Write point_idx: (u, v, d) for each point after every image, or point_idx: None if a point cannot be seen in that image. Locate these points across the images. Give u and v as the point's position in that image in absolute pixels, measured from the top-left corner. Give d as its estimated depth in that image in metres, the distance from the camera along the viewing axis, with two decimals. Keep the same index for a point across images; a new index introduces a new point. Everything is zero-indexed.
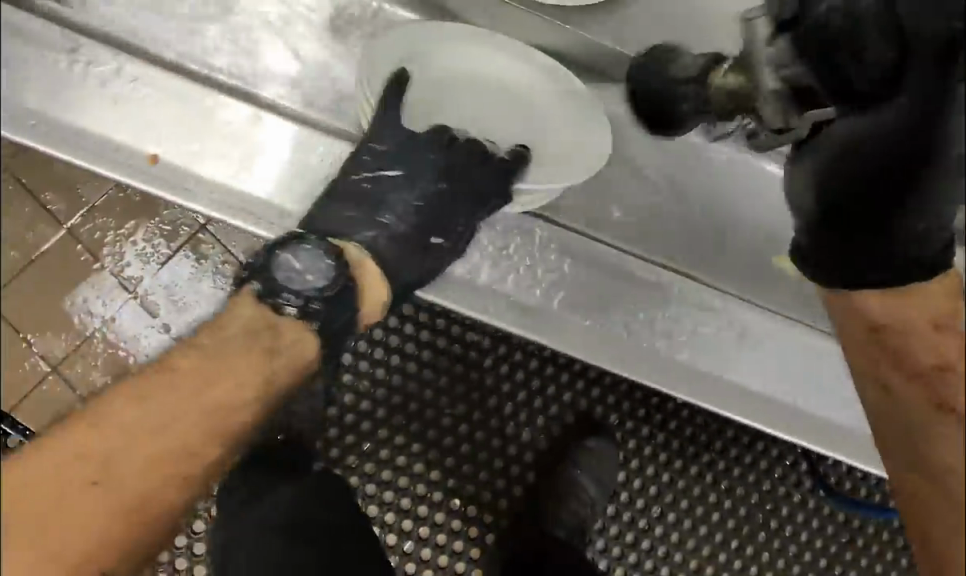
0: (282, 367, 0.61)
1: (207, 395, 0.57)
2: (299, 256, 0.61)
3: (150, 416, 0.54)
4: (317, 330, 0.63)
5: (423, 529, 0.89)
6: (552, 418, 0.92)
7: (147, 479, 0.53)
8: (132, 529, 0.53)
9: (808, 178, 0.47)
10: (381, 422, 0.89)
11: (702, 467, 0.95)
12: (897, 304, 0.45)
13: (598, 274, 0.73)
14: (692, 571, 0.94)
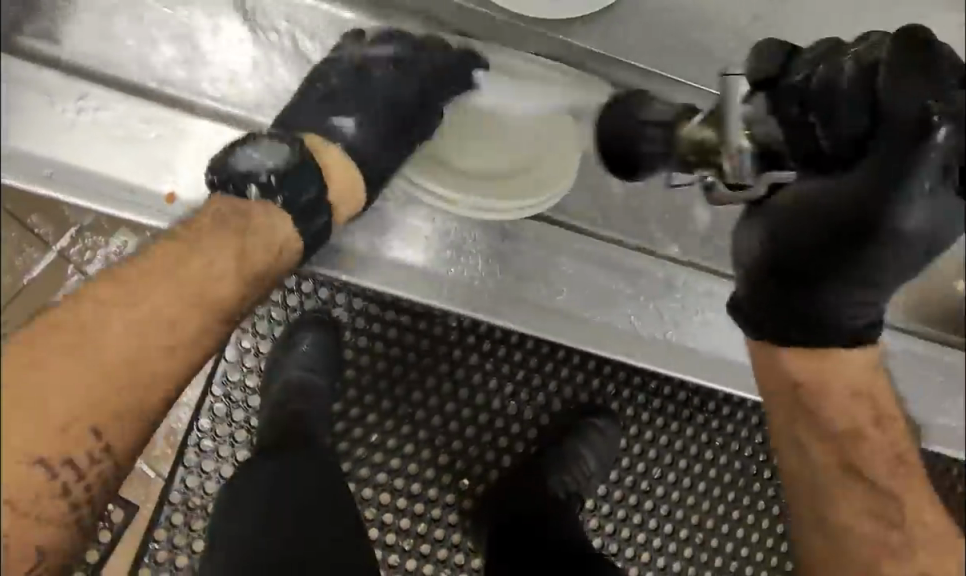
0: (252, 249, 0.66)
1: (181, 275, 0.61)
2: (257, 148, 0.68)
3: (140, 298, 0.59)
4: (283, 206, 0.69)
5: (434, 511, 0.90)
6: (551, 393, 0.95)
7: (123, 340, 0.57)
8: (108, 395, 0.55)
9: (756, 229, 0.60)
10: (386, 413, 0.90)
11: (696, 427, 0.98)
12: (809, 351, 0.64)
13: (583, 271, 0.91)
14: (695, 526, 0.97)
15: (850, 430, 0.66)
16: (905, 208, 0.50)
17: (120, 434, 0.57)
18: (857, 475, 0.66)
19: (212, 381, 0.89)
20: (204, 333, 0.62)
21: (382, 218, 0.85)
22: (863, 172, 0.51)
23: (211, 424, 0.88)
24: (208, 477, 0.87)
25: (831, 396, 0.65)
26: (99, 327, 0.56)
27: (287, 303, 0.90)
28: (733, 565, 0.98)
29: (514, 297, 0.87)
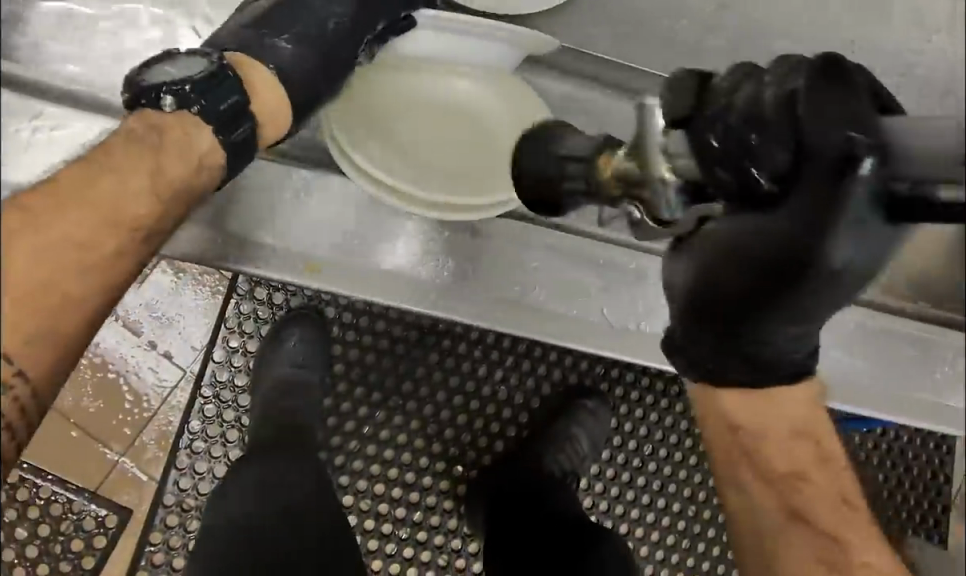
0: (174, 164, 0.58)
1: (96, 195, 0.54)
2: (173, 60, 0.61)
3: (55, 213, 0.52)
4: (201, 116, 0.60)
5: (429, 498, 0.91)
6: (541, 377, 0.95)
7: (30, 269, 0.50)
8: (21, 329, 0.50)
9: (682, 265, 0.52)
10: (377, 404, 0.90)
11: (686, 403, 0.98)
12: (748, 398, 0.60)
13: (558, 261, 0.88)
14: (687, 499, 0.98)
15: (793, 474, 0.64)
16: (848, 245, 0.42)
17: (36, 360, 0.51)
18: (807, 525, 0.64)
19: (201, 382, 0.89)
20: (119, 253, 0.56)
21: (350, 215, 0.83)
22: (790, 213, 0.43)
23: (201, 425, 0.88)
24: (201, 478, 0.88)
25: (770, 439, 0.63)
26: (6, 253, 0.49)
27: (271, 302, 0.91)
28: (727, 535, 0.99)
29: (480, 291, 0.86)
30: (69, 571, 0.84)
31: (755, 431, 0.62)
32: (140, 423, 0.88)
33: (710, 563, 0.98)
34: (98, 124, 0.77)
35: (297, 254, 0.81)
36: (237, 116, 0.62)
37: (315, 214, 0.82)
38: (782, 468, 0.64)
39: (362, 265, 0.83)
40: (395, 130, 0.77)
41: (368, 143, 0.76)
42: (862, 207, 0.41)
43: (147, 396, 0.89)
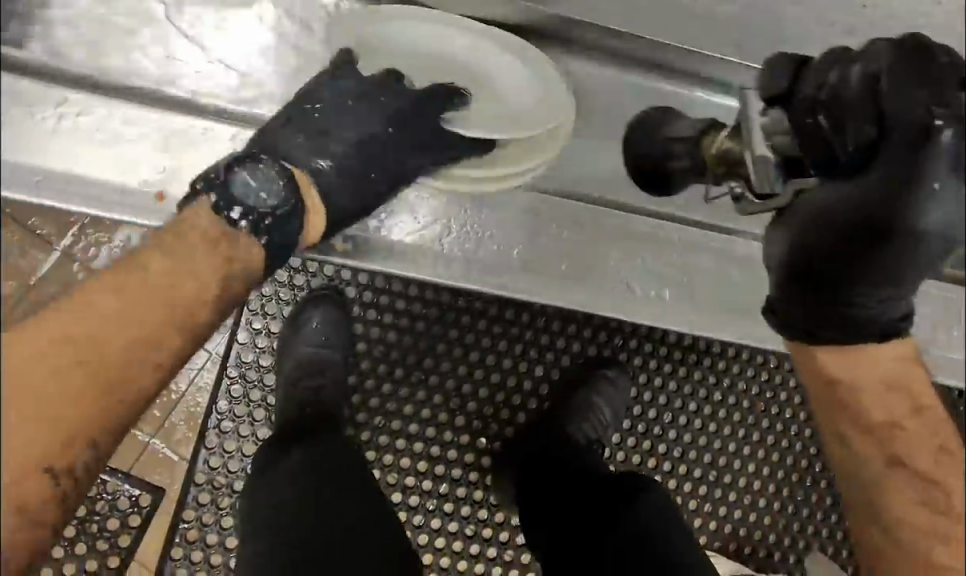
0: (240, 268, 0.62)
1: (178, 290, 0.57)
2: (256, 175, 0.64)
3: (144, 300, 0.55)
4: (266, 247, 0.64)
5: (454, 471, 0.93)
6: (560, 349, 0.96)
7: (115, 355, 0.52)
8: (102, 412, 0.52)
9: (781, 237, 0.62)
10: (400, 380, 0.92)
11: (704, 371, 1.00)
12: (840, 349, 0.61)
13: (577, 232, 0.90)
14: (709, 466, 0.99)
15: (889, 424, 0.58)
16: (929, 208, 0.52)
17: (112, 435, 0.53)
18: (908, 472, 0.58)
19: (227, 363, 0.91)
20: (191, 343, 0.58)
21: None
22: (879, 176, 0.53)
23: (229, 405, 0.91)
24: (231, 456, 0.90)
25: (869, 391, 0.59)
26: (98, 340, 0.52)
27: (293, 283, 0.92)
28: (750, 499, 1.00)
29: (500, 263, 0.88)
30: (106, 549, 0.87)
31: (852, 381, 0.60)
32: (168, 404, 0.90)
33: (732, 526, 0.99)
34: (119, 108, 0.80)
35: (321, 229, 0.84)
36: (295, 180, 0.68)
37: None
38: (878, 417, 0.58)
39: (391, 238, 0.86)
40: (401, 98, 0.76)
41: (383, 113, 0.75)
42: (944, 168, 0.51)
43: (174, 378, 0.91)
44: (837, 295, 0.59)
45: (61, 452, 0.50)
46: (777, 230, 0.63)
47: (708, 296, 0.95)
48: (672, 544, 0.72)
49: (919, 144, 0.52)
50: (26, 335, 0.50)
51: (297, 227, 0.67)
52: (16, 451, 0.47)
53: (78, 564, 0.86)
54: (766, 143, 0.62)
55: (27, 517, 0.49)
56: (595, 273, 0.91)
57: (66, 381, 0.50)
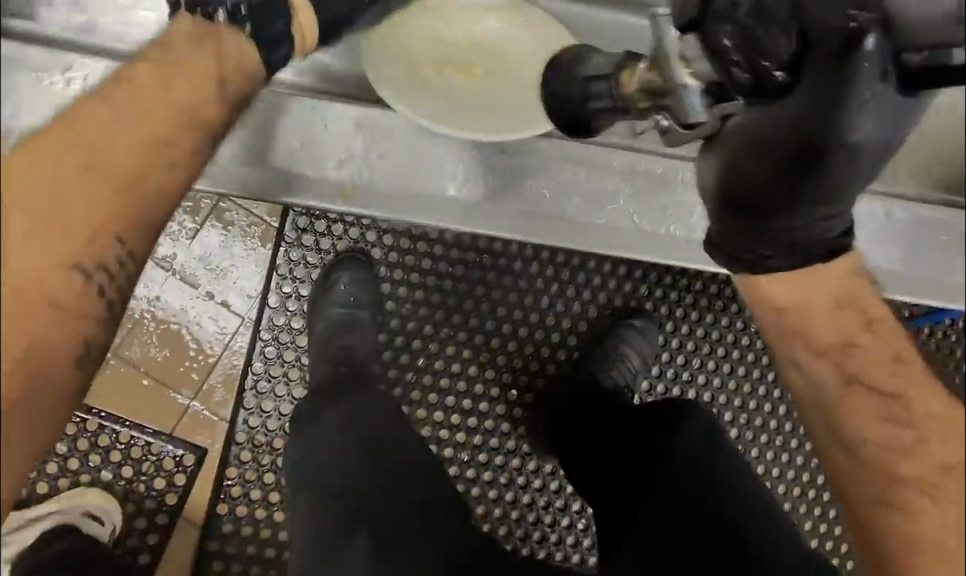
0: (230, 73, 0.57)
1: (176, 92, 0.53)
2: None
3: (135, 106, 0.51)
4: (252, 37, 0.59)
5: (486, 423, 0.95)
6: (586, 301, 0.98)
7: (130, 156, 0.50)
8: (124, 211, 0.49)
9: (712, 162, 0.52)
10: (430, 337, 0.94)
11: (730, 316, 1.01)
12: (786, 275, 0.55)
13: (595, 175, 0.90)
14: (738, 409, 1.01)
15: (843, 341, 0.54)
16: (859, 119, 0.46)
17: (140, 236, 0.51)
18: (864, 389, 0.53)
19: (260, 326, 0.93)
20: (201, 148, 0.55)
21: (396, 152, 0.86)
22: (804, 95, 0.46)
23: (265, 366, 0.94)
24: (269, 415, 0.93)
25: (814, 313, 0.55)
26: (109, 143, 0.49)
27: (319, 247, 0.94)
28: (782, 439, 1.01)
29: (509, 210, 0.89)
30: (154, 507, 0.91)
31: (799, 309, 0.55)
32: (206, 368, 0.94)
33: (764, 467, 1.00)
34: None
35: (334, 183, 0.85)
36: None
37: (331, 127, 0.85)
38: (827, 339, 0.55)
39: (391, 185, 0.86)
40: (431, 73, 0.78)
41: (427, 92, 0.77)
42: (872, 77, 0.45)
43: (209, 343, 0.94)
44: (773, 224, 0.51)
45: (94, 246, 0.48)
46: (712, 156, 0.52)
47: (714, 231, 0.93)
48: (724, 462, 0.72)
49: (846, 52, 0.45)
50: (31, 141, 0.48)
51: (286, 24, 0.61)
52: (43, 249, 0.46)
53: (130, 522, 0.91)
54: (686, 70, 0.50)
55: (69, 314, 0.47)
56: (598, 212, 0.90)
57: (74, 186, 0.48)
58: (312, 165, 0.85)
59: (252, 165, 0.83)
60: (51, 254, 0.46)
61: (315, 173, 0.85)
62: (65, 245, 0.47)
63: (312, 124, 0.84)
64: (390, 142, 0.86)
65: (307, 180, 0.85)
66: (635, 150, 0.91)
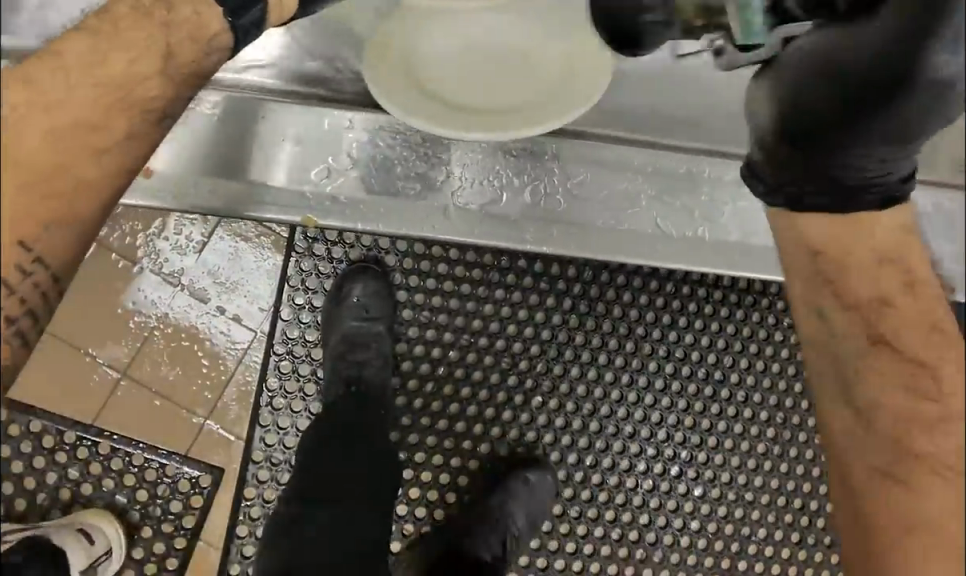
0: (180, 39, 0.57)
1: (103, 70, 0.52)
2: None
3: (49, 90, 0.50)
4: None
5: (510, 432, 0.91)
6: (612, 301, 0.93)
7: (41, 147, 0.49)
8: (32, 217, 0.48)
9: (767, 96, 0.50)
10: (449, 345, 0.90)
11: (762, 311, 0.95)
12: (821, 214, 0.51)
13: (607, 177, 0.86)
14: (775, 407, 0.95)
15: (877, 299, 0.49)
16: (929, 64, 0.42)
17: (47, 245, 0.50)
18: (890, 351, 0.49)
19: (273, 340, 0.90)
20: (130, 136, 0.54)
21: (397, 158, 0.83)
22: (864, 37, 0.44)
23: (280, 382, 0.90)
24: (286, 432, 0.89)
25: (854, 263, 0.50)
26: (24, 127, 0.48)
27: (331, 256, 0.90)
28: (821, 438, 0.95)
29: (513, 214, 0.85)
30: (171, 532, 0.88)
31: (840, 256, 0.50)
32: (218, 385, 0.90)
33: (804, 468, 0.94)
34: None
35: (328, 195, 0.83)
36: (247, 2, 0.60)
37: (326, 139, 0.82)
38: (865, 293, 0.49)
39: (385, 196, 0.84)
40: (435, 88, 0.73)
41: (429, 103, 0.71)
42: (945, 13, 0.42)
43: (222, 357, 0.90)
44: (830, 161, 0.48)
45: None
46: (768, 92, 0.50)
47: (746, 233, 0.88)
48: None
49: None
50: None
51: None
52: None
53: (148, 546, 0.88)
54: None
55: None
56: (619, 215, 0.85)
57: None
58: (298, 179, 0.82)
59: (218, 183, 0.81)
60: None
61: (310, 188, 0.82)
62: None
63: (298, 133, 0.83)
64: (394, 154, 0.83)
65: (302, 196, 0.82)
66: (655, 148, 0.87)
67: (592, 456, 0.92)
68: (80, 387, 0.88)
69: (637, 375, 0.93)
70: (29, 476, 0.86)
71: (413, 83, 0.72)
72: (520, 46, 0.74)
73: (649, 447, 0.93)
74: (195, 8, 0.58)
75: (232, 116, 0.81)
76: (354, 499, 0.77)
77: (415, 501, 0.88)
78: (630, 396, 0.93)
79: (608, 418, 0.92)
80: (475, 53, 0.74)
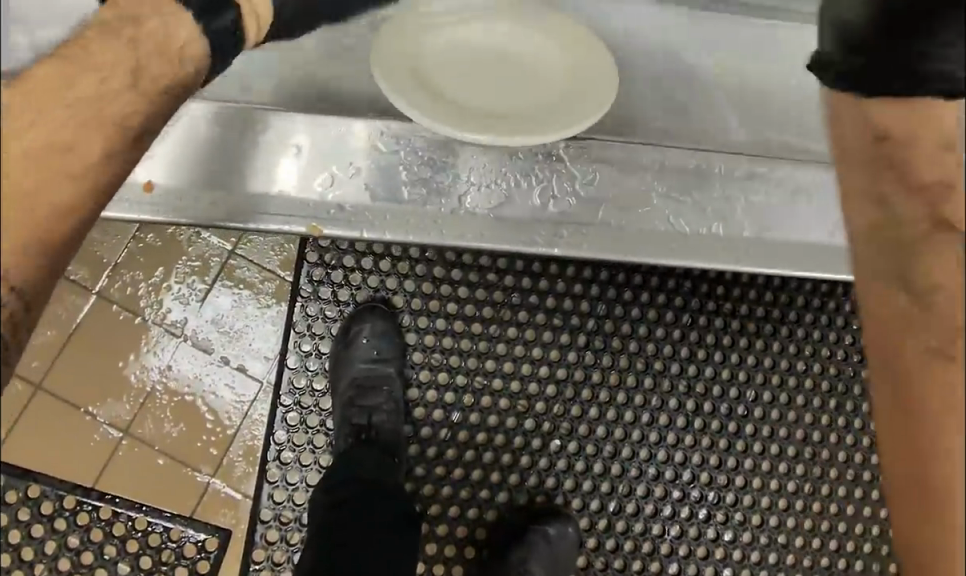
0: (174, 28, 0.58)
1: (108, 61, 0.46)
2: None
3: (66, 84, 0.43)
4: None
5: (530, 480, 0.86)
6: (627, 336, 0.89)
7: (54, 138, 0.42)
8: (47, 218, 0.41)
9: None
10: (460, 389, 0.86)
11: (783, 341, 0.91)
12: None
13: (620, 173, 0.79)
14: (800, 442, 0.90)
15: None
16: None
17: (56, 256, 0.42)
18: None
19: (280, 391, 0.86)
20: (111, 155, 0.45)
21: (390, 162, 0.76)
22: None
23: (287, 435, 0.85)
24: (295, 488, 0.84)
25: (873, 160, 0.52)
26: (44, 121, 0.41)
27: (337, 299, 0.87)
28: (853, 474, 0.90)
29: (519, 219, 0.77)
30: None
31: (863, 169, 0.52)
32: (226, 440, 0.86)
33: (838, 506, 0.89)
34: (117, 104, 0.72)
35: (331, 204, 0.75)
36: (218, 8, 0.53)
37: (324, 146, 0.75)
38: None
39: (390, 203, 0.76)
40: (442, 88, 0.71)
41: (427, 98, 0.69)
42: None
43: (227, 413, 0.86)
44: None
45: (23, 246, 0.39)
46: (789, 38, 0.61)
47: (762, 228, 0.81)
48: None
49: None
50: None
51: None
52: None
53: None
54: None
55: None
56: (630, 214, 0.79)
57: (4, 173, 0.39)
58: (297, 186, 0.74)
59: (211, 198, 0.73)
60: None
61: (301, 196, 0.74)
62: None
63: (299, 142, 0.75)
64: (402, 162, 0.76)
65: (309, 208, 0.74)
66: (664, 146, 0.80)
67: (616, 502, 0.86)
68: (81, 449, 0.84)
69: (657, 413, 0.88)
70: (27, 546, 0.81)
71: (416, 81, 0.70)
72: (517, 55, 0.76)
73: (675, 490, 0.87)
74: (162, 18, 0.50)
75: (229, 127, 0.73)
76: (375, 543, 0.70)
77: (432, 558, 0.83)
78: (652, 435, 0.88)
79: (629, 460, 0.87)
80: (480, 60, 0.75)
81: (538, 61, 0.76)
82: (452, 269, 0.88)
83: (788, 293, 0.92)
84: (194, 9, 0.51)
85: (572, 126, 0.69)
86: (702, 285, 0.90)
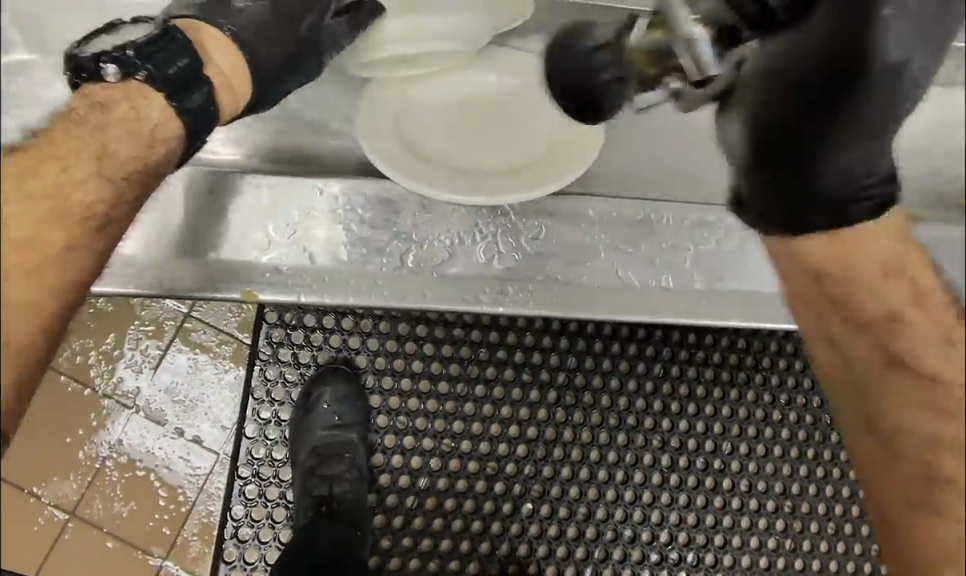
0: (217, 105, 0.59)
1: (109, 132, 0.50)
2: (109, 69, 0.52)
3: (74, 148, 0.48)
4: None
5: (500, 548, 0.81)
6: (600, 389, 0.86)
7: (78, 192, 0.47)
8: (67, 270, 0.45)
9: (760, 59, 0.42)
10: (427, 453, 0.82)
11: (758, 389, 0.89)
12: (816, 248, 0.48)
13: (580, 229, 0.77)
14: (780, 495, 0.86)
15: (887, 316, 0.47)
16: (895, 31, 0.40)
17: (69, 308, 0.45)
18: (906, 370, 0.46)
19: (237, 462, 0.81)
20: (72, 246, 0.46)
21: (329, 225, 0.74)
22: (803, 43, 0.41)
23: (245, 510, 0.80)
24: (253, 568, 0.78)
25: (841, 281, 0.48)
26: (65, 184, 0.46)
27: (298, 361, 0.83)
28: (835, 527, 0.87)
29: (463, 275, 0.74)
30: None
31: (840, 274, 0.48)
32: (180, 517, 0.81)
33: (821, 562, 0.86)
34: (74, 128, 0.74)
35: (268, 267, 0.71)
36: (189, 83, 0.54)
37: (277, 210, 0.73)
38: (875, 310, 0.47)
39: (329, 266, 0.73)
40: (418, 138, 0.71)
41: (391, 146, 0.69)
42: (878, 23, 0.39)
43: (181, 486, 0.81)
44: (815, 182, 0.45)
45: (52, 295, 0.44)
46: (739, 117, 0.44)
47: (711, 279, 0.79)
48: None
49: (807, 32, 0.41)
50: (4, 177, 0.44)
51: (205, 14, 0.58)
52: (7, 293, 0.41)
53: None
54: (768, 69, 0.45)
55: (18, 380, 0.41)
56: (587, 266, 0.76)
57: (36, 225, 0.44)
58: (236, 249, 0.71)
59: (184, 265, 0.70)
60: (27, 289, 0.42)
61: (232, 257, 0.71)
62: (34, 283, 0.43)
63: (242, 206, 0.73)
64: (343, 221, 0.74)
65: (246, 271, 0.71)
66: (623, 199, 0.79)
67: (591, 567, 0.82)
68: (24, 534, 0.78)
69: (632, 470, 0.85)
70: None
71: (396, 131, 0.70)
72: (488, 103, 0.75)
73: (653, 552, 0.83)
74: (131, 102, 0.52)
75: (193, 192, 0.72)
76: None
77: None
78: (628, 494, 0.84)
79: (605, 522, 0.83)
80: (448, 110, 0.73)
81: (505, 112, 0.75)
82: (417, 325, 0.85)
83: (760, 338, 0.90)
84: (163, 88, 0.52)
85: (535, 188, 0.69)
86: (674, 333, 0.88)
